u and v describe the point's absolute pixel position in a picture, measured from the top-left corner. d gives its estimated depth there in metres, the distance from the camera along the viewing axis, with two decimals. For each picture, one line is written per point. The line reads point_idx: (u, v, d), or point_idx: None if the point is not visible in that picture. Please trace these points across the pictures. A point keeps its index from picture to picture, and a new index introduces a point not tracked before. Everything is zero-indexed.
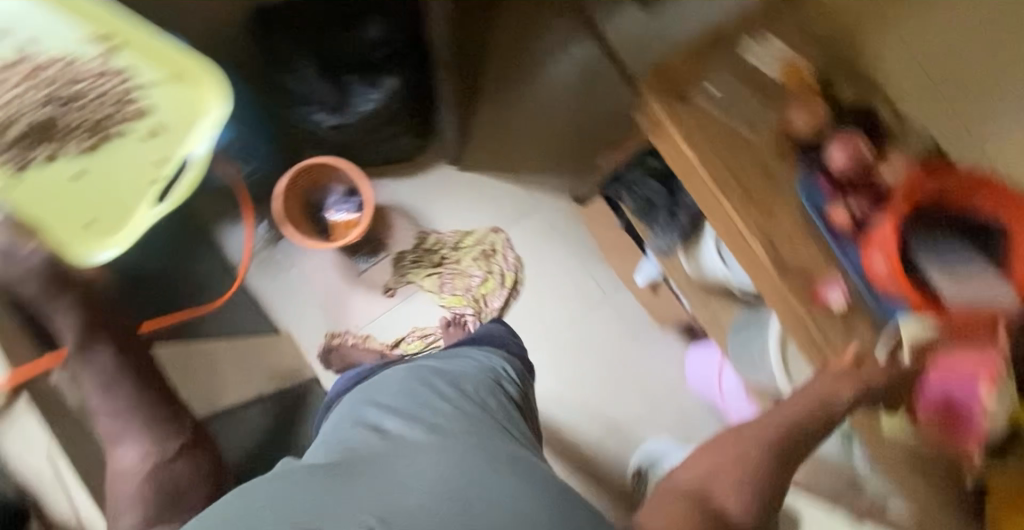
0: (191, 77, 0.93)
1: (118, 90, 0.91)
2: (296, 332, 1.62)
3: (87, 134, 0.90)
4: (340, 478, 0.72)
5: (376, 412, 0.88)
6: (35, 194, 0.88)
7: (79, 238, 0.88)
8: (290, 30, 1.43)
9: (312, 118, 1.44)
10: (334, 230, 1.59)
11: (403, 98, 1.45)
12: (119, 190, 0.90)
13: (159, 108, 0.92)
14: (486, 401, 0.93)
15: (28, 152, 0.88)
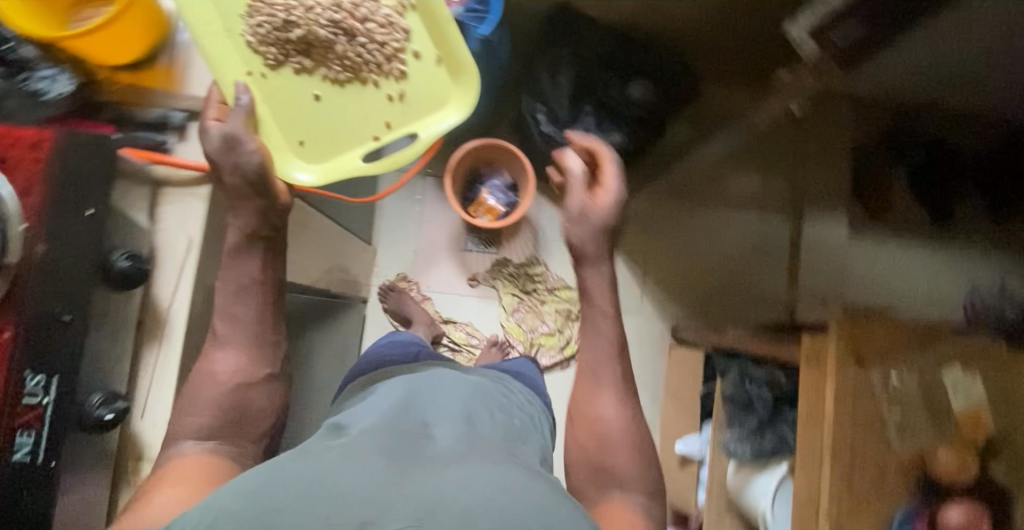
0: (451, 67, 1.01)
1: (386, 46, 0.99)
2: (382, 253, 1.70)
3: (344, 72, 1.00)
4: (383, 466, 0.70)
5: (406, 409, 0.89)
6: (277, 92, 0.99)
7: (292, 142, 1.00)
8: (578, 37, 1.49)
9: (534, 114, 1.51)
10: (472, 206, 1.63)
11: (614, 154, 1.53)
12: (343, 126, 1.01)
13: (411, 84, 1.01)
14: (522, 435, 0.95)
15: (287, 57, 0.98)
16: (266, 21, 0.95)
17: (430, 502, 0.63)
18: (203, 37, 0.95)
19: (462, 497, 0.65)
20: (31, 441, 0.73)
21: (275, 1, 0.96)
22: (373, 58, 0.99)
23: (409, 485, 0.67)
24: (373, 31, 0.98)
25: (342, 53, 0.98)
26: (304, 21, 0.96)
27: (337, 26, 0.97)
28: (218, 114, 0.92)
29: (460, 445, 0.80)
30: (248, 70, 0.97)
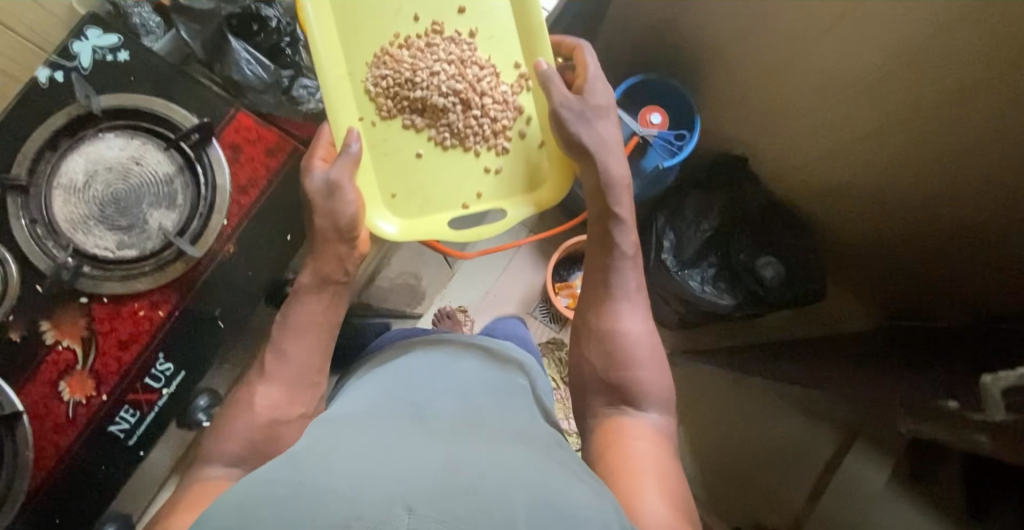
0: (551, 152, 1.00)
1: (497, 121, 0.98)
2: (454, 282, 1.70)
3: (450, 137, 0.98)
4: (380, 461, 0.61)
5: (408, 403, 0.83)
6: (382, 142, 0.97)
7: (382, 194, 0.97)
8: (738, 197, 1.46)
9: (661, 238, 1.44)
10: (558, 285, 1.65)
11: (719, 314, 1.47)
12: (433, 186, 0.98)
13: (517, 166, 1.00)
14: (539, 422, 0.86)
15: (399, 109, 0.96)
16: (389, 75, 0.94)
17: (423, 495, 0.53)
18: (327, 79, 0.93)
19: (465, 491, 0.55)
20: (132, 419, 0.95)
21: (404, 57, 0.95)
22: (483, 127, 0.98)
23: (406, 475, 0.57)
24: (487, 102, 0.97)
25: (456, 119, 0.97)
26: (422, 83, 0.95)
27: (457, 94, 0.97)
28: (326, 156, 0.92)
29: (458, 437, 0.70)
30: (360, 115, 0.96)
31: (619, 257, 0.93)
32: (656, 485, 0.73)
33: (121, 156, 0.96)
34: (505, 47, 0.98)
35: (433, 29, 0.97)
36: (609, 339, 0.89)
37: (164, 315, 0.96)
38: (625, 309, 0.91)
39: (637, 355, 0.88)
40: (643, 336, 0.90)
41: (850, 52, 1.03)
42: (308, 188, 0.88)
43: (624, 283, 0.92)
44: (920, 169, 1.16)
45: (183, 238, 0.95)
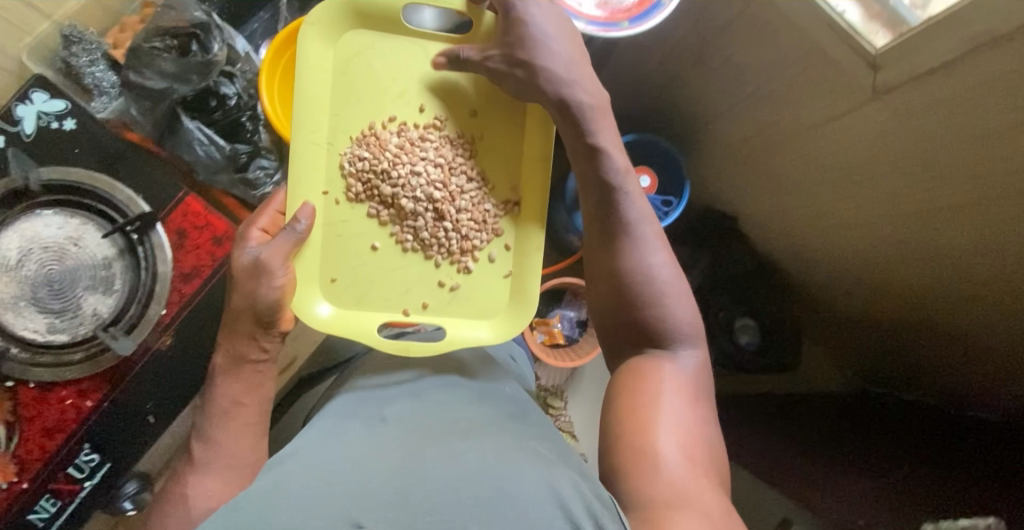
0: (525, 276, 0.91)
1: (468, 240, 0.89)
2: None
3: (413, 240, 0.88)
4: (336, 465, 0.63)
5: (369, 402, 0.78)
6: (336, 226, 0.86)
7: (319, 279, 0.86)
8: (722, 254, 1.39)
9: None
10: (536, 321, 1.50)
11: None
12: (376, 292, 0.88)
13: (474, 284, 0.90)
14: (524, 401, 0.82)
15: (370, 195, 0.86)
16: (369, 159, 0.85)
17: (375, 507, 0.56)
18: (299, 143, 0.83)
19: (415, 495, 0.58)
20: (51, 509, 0.80)
21: (391, 143, 0.86)
22: (450, 246, 0.89)
23: (358, 484, 0.59)
24: (461, 221, 0.89)
25: (423, 226, 0.88)
26: (399, 179, 0.86)
27: (431, 198, 0.88)
28: (266, 229, 0.81)
29: (415, 426, 0.70)
30: (326, 189, 0.85)
31: (620, 187, 0.81)
32: (663, 422, 0.70)
33: (61, 232, 0.82)
34: (501, 157, 0.91)
35: (431, 125, 0.88)
36: (619, 281, 0.80)
37: (92, 407, 0.82)
38: (627, 246, 0.81)
39: (660, 292, 0.79)
40: (665, 270, 0.80)
41: (844, 146, 0.97)
42: (237, 262, 0.78)
43: (627, 219, 0.81)
44: (904, 271, 1.09)
45: (116, 328, 0.81)
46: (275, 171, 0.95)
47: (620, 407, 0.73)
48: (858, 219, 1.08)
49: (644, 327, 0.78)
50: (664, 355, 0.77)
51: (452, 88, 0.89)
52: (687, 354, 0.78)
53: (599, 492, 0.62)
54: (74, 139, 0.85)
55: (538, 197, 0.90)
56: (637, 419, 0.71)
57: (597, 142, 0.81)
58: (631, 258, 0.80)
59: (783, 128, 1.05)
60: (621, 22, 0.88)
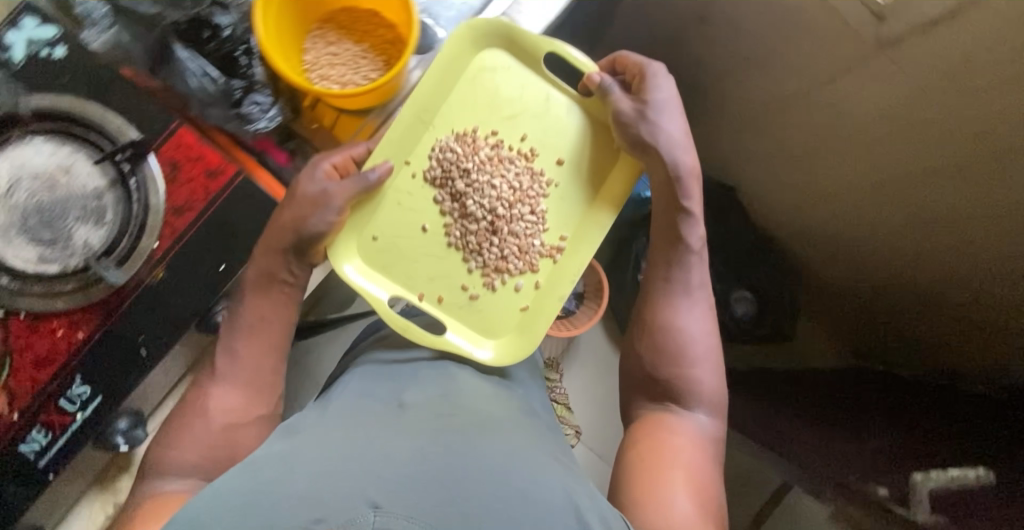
0: (545, 310, 0.86)
1: (504, 263, 0.85)
2: None
3: (458, 238, 0.84)
4: (355, 455, 0.57)
5: (388, 390, 0.73)
6: (400, 194, 0.83)
7: (359, 232, 0.82)
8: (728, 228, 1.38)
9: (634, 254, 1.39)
10: None
11: None
12: (408, 271, 0.84)
13: (496, 297, 0.86)
14: (541, 417, 0.78)
15: (444, 186, 0.84)
16: (461, 154, 0.83)
17: (400, 498, 0.50)
18: (405, 113, 0.81)
19: (444, 491, 0.52)
20: (43, 442, 0.67)
21: (481, 151, 0.84)
22: (489, 264, 0.85)
23: (377, 473, 0.53)
24: (511, 248, 0.85)
25: (478, 235, 0.85)
26: (473, 183, 0.84)
27: (499, 216, 0.85)
28: (334, 167, 0.75)
29: (436, 420, 0.65)
30: (410, 162, 0.83)
31: (682, 256, 0.83)
32: (685, 481, 0.70)
33: (47, 163, 0.70)
34: (571, 193, 0.87)
35: (524, 153, 0.86)
36: (663, 334, 0.81)
37: (82, 339, 0.68)
38: (681, 306, 0.83)
39: (695, 354, 0.80)
40: (706, 335, 0.82)
41: (847, 104, 0.96)
42: (296, 193, 0.73)
43: (682, 277, 0.83)
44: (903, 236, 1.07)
45: (108, 259, 0.70)
46: (274, 107, 0.73)
47: (644, 451, 0.74)
48: (859, 187, 1.07)
49: (674, 381, 0.79)
50: (684, 410, 0.78)
51: (564, 126, 0.86)
52: (709, 417, 0.79)
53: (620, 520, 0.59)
54: (66, 69, 0.70)
55: (595, 230, 0.86)
56: (663, 461, 0.72)
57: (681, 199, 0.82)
58: (676, 316, 0.82)
59: (785, 89, 1.05)
60: None
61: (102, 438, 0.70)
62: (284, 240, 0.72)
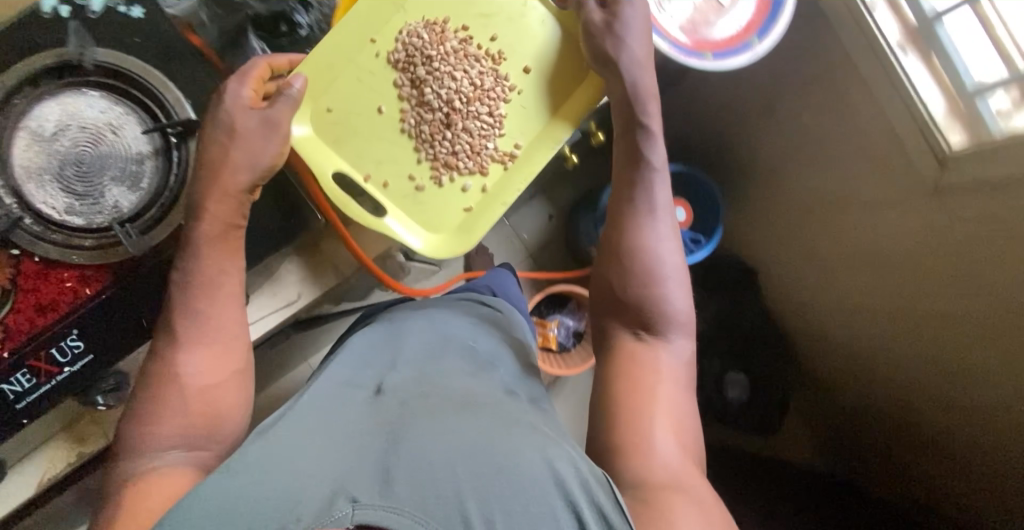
0: (488, 210, 0.76)
1: (456, 157, 0.76)
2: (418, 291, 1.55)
3: (415, 125, 0.75)
4: (331, 447, 0.55)
5: (375, 376, 0.71)
6: (360, 70, 0.74)
7: (315, 103, 0.73)
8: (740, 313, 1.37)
9: None
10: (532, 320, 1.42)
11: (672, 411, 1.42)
12: (360, 150, 0.75)
13: (439, 192, 0.77)
14: (514, 383, 0.73)
15: (405, 72, 0.74)
16: (427, 41, 0.74)
17: (374, 487, 0.48)
18: None
19: (417, 472, 0.50)
20: (24, 386, 0.58)
21: (447, 42, 0.75)
22: (439, 157, 0.76)
23: (354, 467, 0.51)
24: (465, 141, 0.76)
25: (433, 128, 0.76)
26: (436, 75, 0.75)
27: (456, 107, 0.76)
28: (255, 88, 0.61)
29: (415, 404, 0.62)
30: (376, 40, 0.74)
31: (647, 175, 0.70)
32: (665, 413, 0.61)
33: (98, 117, 0.59)
34: (538, 106, 0.76)
35: (491, 54, 0.75)
36: (625, 265, 0.68)
37: (89, 296, 0.59)
38: (645, 227, 0.69)
39: (662, 272, 0.68)
40: (671, 251, 0.69)
41: (891, 236, 0.93)
42: (212, 122, 0.59)
43: (647, 199, 0.70)
44: (914, 371, 1.04)
45: (133, 226, 0.59)
46: None
47: (622, 400, 0.62)
48: (881, 314, 1.04)
49: (641, 313, 0.67)
50: (657, 338, 0.67)
51: (539, 37, 0.75)
52: (682, 341, 0.68)
53: (597, 469, 0.53)
54: (142, 27, 0.60)
55: (561, 130, 0.75)
56: (636, 399, 0.62)
57: (642, 117, 0.70)
58: (642, 238, 0.69)
59: (830, 201, 1.02)
60: (706, 53, 0.76)
61: (82, 397, 0.62)
62: (239, 182, 0.60)
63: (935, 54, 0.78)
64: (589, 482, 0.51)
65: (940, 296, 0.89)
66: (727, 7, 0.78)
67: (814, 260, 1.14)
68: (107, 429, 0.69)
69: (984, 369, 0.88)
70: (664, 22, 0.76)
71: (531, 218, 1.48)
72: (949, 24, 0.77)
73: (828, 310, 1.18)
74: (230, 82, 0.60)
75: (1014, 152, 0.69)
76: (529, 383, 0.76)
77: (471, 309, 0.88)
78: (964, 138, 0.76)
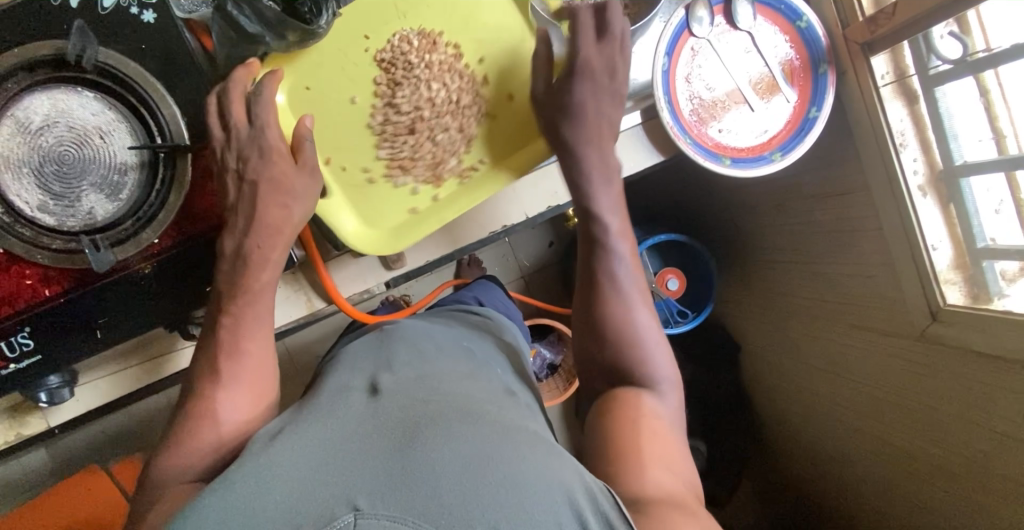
0: (434, 219, 0.69)
1: (415, 159, 0.70)
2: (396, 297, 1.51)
3: (384, 118, 0.68)
4: (323, 430, 0.47)
5: (360, 365, 0.62)
6: (343, 57, 0.67)
7: (295, 79, 0.66)
8: (713, 387, 1.33)
9: None
10: None
11: None
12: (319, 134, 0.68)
13: (386, 193, 0.70)
14: (514, 386, 0.65)
15: (385, 68, 0.68)
16: (413, 44, 0.67)
17: (375, 483, 0.41)
18: None
19: (405, 464, 0.42)
20: None
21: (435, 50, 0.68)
22: (399, 158, 0.69)
23: (348, 456, 0.44)
24: (430, 147, 0.70)
25: (402, 128, 0.69)
26: (418, 78, 0.68)
27: (429, 113, 0.69)
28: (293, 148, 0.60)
29: (411, 385, 0.55)
30: (369, 35, 0.67)
31: (605, 243, 0.65)
32: (663, 452, 0.54)
33: (89, 120, 0.58)
34: (509, 130, 0.72)
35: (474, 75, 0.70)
36: (593, 328, 0.63)
37: (48, 298, 0.58)
38: (609, 292, 0.63)
39: (634, 332, 0.62)
40: (638, 309, 0.63)
41: (873, 363, 0.90)
42: (263, 179, 0.57)
43: (607, 266, 0.64)
44: (870, 490, 1.02)
45: (103, 235, 0.58)
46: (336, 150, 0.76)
47: (611, 440, 0.55)
48: (848, 428, 1.02)
49: (617, 378, 0.62)
50: (643, 386, 0.60)
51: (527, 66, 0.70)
52: (669, 391, 0.61)
53: (594, 479, 0.46)
54: (148, 34, 0.58)
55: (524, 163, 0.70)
56: (628, 434, 0.54)
57: (591, 203, 0.65)
58: (607, 304, 0.63)
59: (821, 308, 0.98)
60: (724, 158, 0.75)
61: (24, 391, 0.61)
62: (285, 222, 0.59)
63: (953, 203, 0.76)
64: (593, 492, 0.45)
65: (902, 433, 0.89)
66: (755, 109, 0.76)
67: (793, 356, 1.11)
68: (50, 417, 0.68)
69: (936, 511, 0.87)
70: (688, 116, 0.74)
71: (523, 246, 1.42)
72: (973, 180, 0.74)
73: (798, 407, 1.15)
74: (264, 130, 0.57)
75: (1003, 332, 0.67)
76: (523, 387, 0.67)
77: (460, 318, 0.82)
78: (963, 297, 0.75)
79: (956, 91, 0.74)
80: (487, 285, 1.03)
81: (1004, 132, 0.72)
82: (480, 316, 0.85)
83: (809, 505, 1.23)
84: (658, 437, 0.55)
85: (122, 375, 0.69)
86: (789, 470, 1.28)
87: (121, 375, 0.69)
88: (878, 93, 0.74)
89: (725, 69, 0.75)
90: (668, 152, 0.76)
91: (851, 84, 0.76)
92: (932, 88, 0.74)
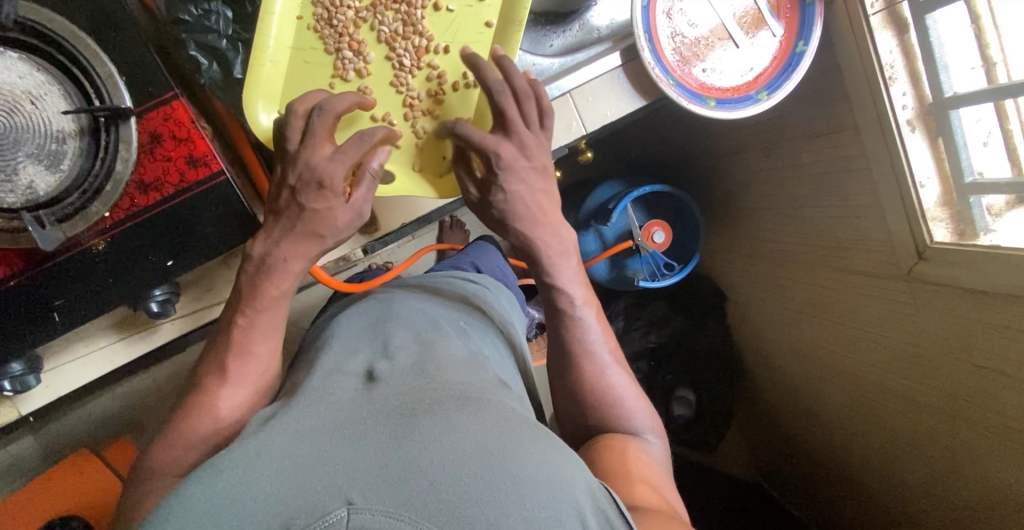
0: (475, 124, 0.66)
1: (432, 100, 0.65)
2: None
3: (384, 96, 0.64)
4: (317, 417, 0.45)
5: (350, 353, 0.57)
6: (297, 55, 0.62)
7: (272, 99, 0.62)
8: (701, 337, 1.34)
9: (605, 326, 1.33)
10: None
11: None
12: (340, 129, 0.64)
13: (438, 142, 0.66)
14: (507, 377, 0.62)
15: (342, 50, 0.62)
16: (363, 16, 0.63)
17: (371, 476, 0.38)
18: None
19: (403, 457, 0.39)
20: None
21: (385, 22, 0.63)
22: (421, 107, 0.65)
23: (345, 444, 0.41)
24: (437, 86, 0.65)
25: (404, 84, 0.64)
26: (393, 47, 0.63)
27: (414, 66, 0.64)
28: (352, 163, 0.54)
29: (410, 372, 0.52)
30: (301, 16, 0.62)
31: (573, 314, 0.62)
32: (653, 482, 0.53)
33: (16, 83, 0.52)
34: (474, 16, 0.64)
35: (434, 24, 0.64)
36: (579, 398, 0.61)
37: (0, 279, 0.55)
38: (586, 366, 0.61)
39: (618, 396, 0.61)
40: (614, 370, 0.62)
41: (860, 304, 0.90)
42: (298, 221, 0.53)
43: (578, 340, 0.62)
44: (856, 427, 1.04)
45: (44, 211, 0.53)
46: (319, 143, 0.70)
47: (597, 466, 0.54)
48: (834, 369, 1.03)
49: (599, 431, 0.61)
50: (630, 436, 0.59)
51: None
52: (654, 442, 0.60)
53: (591, 477, 0.44)
54: None
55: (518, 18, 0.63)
56: (616, 463, 0.54)
57: (553, 281, 0.61)
58: (582, 370, 0.61)
59: (810, 254, 0.97)
60: (709, 99, 0.71)
61: None
62: None
63: (941, 138, 0.74)
64: (594, 493, 0.42)
65: (890, 372, 0.90)
66: (740, 46, 0.72)
67: (779, 300, 1.11)
68: (20, 404, 0.65)
69: (923, 443, 0.89)
70: (670, 56, 0.70)
71: None
72: (963, 111, 0.72)
73: (786, 351, 1.17)
74: None
75: (990, 264, 0.67)
76: (514, 376, 0.65)
77: (462, 284, 0.79)
78: (949, 233, 0.74)
79: (947, 16, 0.70)
80: (488, 248, 1.00)
81: (994, 59, 0.69)
82: (490, 291, 0.82)
83: (796, 444, 1.27)
84: (648, 479, 0.53)
85: (96, 356, 0.67)
86: (777, 413, 1.31)
87: (95, 355, 0.67)
88: (867, 22, 0.70)
89: (708, 3, 0.71)
90: (648, 97, 0.72)
91: (839, 15, 0.72)
92: (922, 15, 0.70)
